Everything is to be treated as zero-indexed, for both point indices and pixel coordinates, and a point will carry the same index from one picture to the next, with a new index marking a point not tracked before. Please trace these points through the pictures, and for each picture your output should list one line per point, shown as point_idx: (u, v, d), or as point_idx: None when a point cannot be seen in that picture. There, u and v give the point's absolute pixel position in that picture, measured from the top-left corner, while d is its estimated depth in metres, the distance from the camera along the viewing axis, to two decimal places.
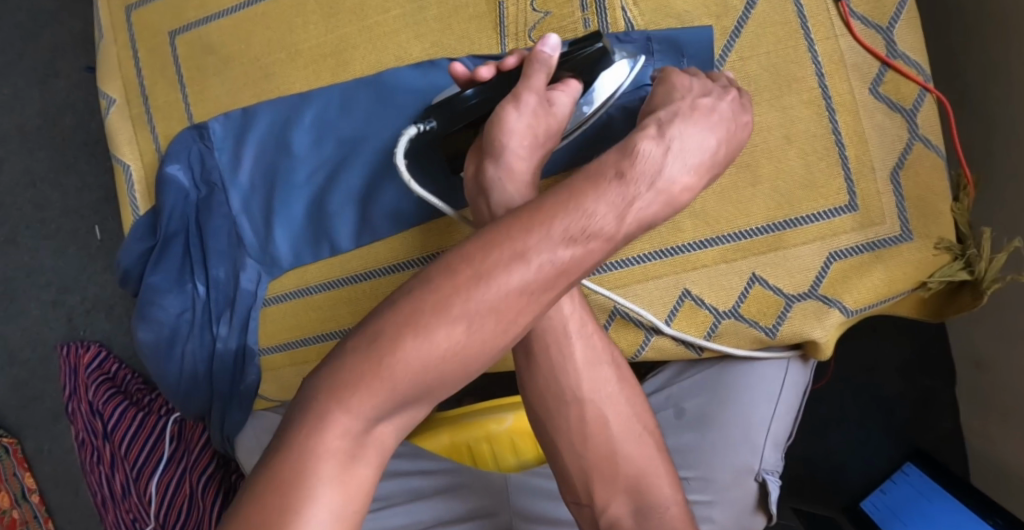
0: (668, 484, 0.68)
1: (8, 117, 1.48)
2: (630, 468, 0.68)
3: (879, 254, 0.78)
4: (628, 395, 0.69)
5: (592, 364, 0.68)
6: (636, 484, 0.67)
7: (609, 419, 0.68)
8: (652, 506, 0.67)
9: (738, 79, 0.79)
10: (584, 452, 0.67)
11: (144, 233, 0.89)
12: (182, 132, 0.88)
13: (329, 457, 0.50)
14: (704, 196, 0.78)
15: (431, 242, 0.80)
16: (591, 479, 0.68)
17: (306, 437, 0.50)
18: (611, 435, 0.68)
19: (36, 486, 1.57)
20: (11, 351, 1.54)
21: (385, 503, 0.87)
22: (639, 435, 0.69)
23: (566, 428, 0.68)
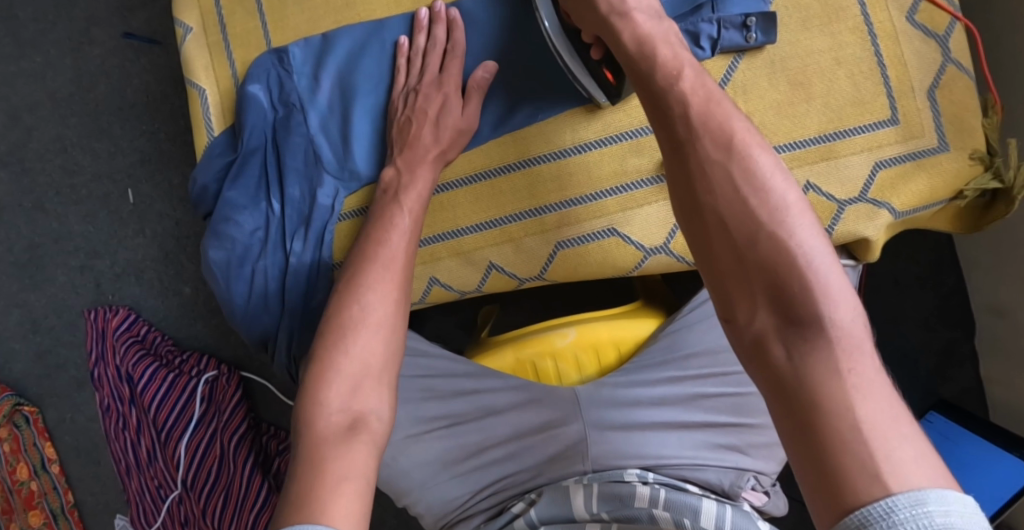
0: (825, 295, 0.59)
1: (39, 84, 1.49)
2: (782, 264, 0.60)
3: (920, 164, 0.85)
4: (788, 201, 0.62)
5: (744, 157, 0.64)
6: (782, 284, 0.60)
7: (763, 213, 0.62)
8: (805, 310, 0.58)
9: (791, 8, 0.86)
10: (726, 256, 0.63)
11: (222, 151, 0.95)
12: (261, 56, 0.93)
13: (386, 261, 0.80)
14: (762, 113, 0.86)
15: (509, 155, 0.86)
16: (731, 286, 0.63)
17: (371, 240, 0.82)
18: (756, 233, 0.62)
19: (56, 456, 1.54)
20: (33, 318, 1.53)
21: (455, 420, 0.89)
22: (797, 236, 0.61)
23: (715, 229, 0.64)
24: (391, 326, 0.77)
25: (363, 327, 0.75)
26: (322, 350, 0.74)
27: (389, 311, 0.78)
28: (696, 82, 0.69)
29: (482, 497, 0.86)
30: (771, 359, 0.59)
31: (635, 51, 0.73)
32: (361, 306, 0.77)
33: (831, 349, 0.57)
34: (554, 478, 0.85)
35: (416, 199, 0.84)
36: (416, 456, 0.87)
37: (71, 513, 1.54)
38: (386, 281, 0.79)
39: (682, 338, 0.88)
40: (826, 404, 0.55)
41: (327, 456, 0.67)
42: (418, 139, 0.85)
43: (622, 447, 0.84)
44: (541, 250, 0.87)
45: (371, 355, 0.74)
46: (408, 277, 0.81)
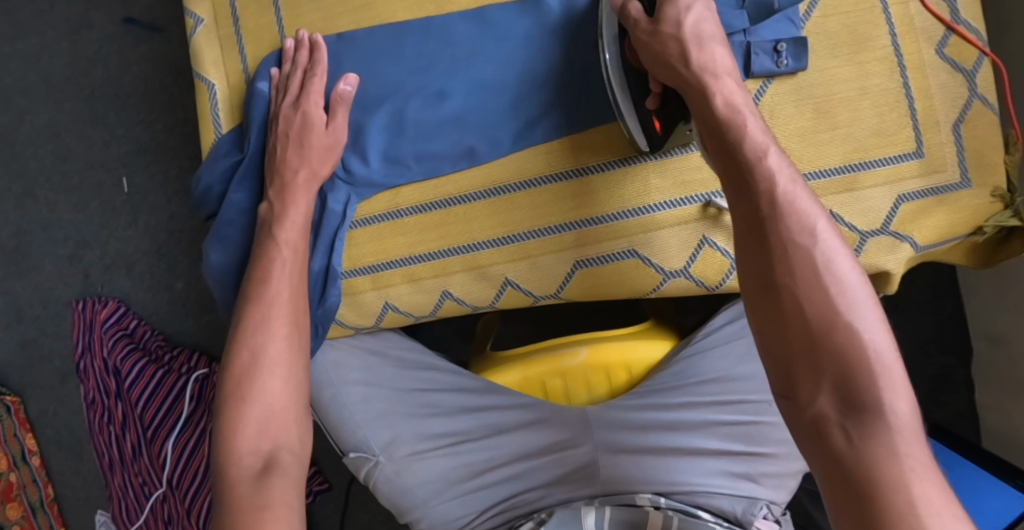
0: (890, 388, 0.60)
1: (33, 66, 1.45)
2: (858, 362, 0.61)
3: (942, 199, 0.85)
4: (852, 282, 0.64)
5: (824, 242, 0.65)
6: (847, 371, 0.61)
7: (835, 304, 0.63)
8: (873, 403, 0.60)
9: (821, 34, 0.85)
10: (796, 338, 0.64)
11: (229, 151, 0.92)
12: (275, 53, 0.90)
13: (275, 300, 0.81)
14: (786, 138, 0.84)
15: (528, 170, 0.85)
16: (796, 371, 0.64)
17: (261, 275, 0.82)
18: (822, 323, 0.63)
19: (37, 448, 1.51)
20: (18, 307, 1.49)
21: (460, 438, 0.88)
22: (865, 323, 0.63)
23: (784, 312, 0.65)
24: (288, 367, 0.79)
25: (259, 369, 0.78)
26: (230, 402, 0.77)
27: (283, 346, 0.80)
28: (779, 160, 0.69)
29: (487, 518, 0.84)
30: (835, 443, 0.61)
31: (721, 103, 0.72)
32: (252, 351, 0.79)
33: (890, 435, 0.59)
34: (561, 500, 0.83)
35: (292, 229, 0.84)
36: (420, 474, 0.86)
37: (50, 507, 1.51)
38: (274, 320, 0.80)
39: (695, 364, 0.87)
40: (884, 491, 0.57)
41: (247, 503, 0.70)
42: (291, 165, 0.84)
43: (636, 473, 0.83)
44: (558, 269, 0.85)
45: (273, 395, 0.78)
46: (298, 314, 0.82)
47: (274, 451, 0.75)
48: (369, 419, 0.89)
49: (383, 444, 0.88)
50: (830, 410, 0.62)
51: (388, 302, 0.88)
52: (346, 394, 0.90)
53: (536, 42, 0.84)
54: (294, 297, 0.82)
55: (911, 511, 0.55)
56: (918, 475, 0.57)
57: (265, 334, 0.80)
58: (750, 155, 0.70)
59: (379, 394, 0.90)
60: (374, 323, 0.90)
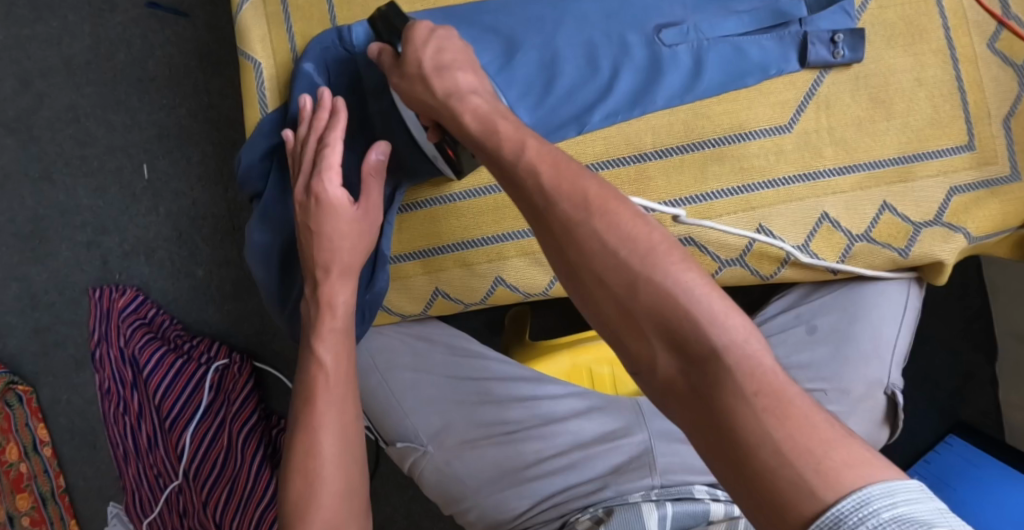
0: (724, 326, 0.50)
1: (54, 48, 1.42)
2: (687, 318, 0.50)
3: (994, 191, 0.85)
4: (641, 230, 0.54)
5: (597, 204, 0.54)
6: (674, 328, 0.51)
7: (640, 262, 0.52)
8: (715, 353, 0.49)
9: (877, 26, 0.85)
10: (614, 314, 0.53)
11: (272, 129, 0.91)
12: (322, 32, 0.89)
13: (324, 421, 0.77)
14: (844, 127, 0.83)
15: (585, 153, 0.83)
16: (627, 347, 0.53)
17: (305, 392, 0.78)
18: (631, 282, 0.52)
19: (48, 438, 1.48)
20: (33, 293, 1.46)
21: (513, 427, 0.86)
22: (678, 269, 0.52)
23: (598, 292, 0.54)
24: (341, 488, 0.76)
25: (314, 492, 0.74)
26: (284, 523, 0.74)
27: (342, 471, 0.76)
28: (538, 145, 0.59)
29: (540, 510, 0.81)
30: (699, 415, 0.50)
31: (471, 122, 0.66)
32: (308, 475, 0.75)
33: (735, 378, 0.48)
34: (619, 492, 0.78)
35: (339, 317, 0.79)
36: (470, 463, 0.85)
37: (61, 497, 1.48)
38: (327, 440, 0.76)
39: None
40: (758, 450, 0.47)
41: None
42: (325, 250, 0.78)
43: (696, 462, 0.81)
44: None
45: (328, 516, 0.74)
46: (350, 431, 0.78)
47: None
48: (418, 407, 0.88)
49: (433, 432, 0.87)
50: (683, 378, 0.51)
51: (439, 288, 0.88)
52: (395, 381, 0.89)
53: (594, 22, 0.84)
54: (347, 415, 0.78)
55: (805, 459, 0.45)
56: (784, 415, 0.47)
57: (314, 453, 0.75)
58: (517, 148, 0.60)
59: (429, 381, 0.89)
60: (423, 310, 0.90)
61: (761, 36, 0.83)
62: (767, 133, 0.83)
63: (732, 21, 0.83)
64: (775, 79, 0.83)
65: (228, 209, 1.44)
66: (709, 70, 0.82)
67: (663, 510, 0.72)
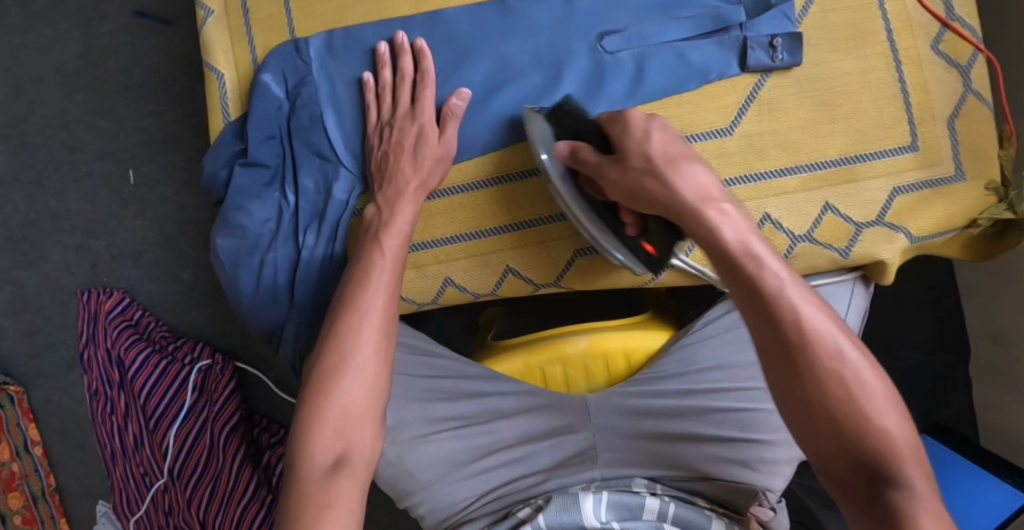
0: (881, 403, 0.61)
1: (45, 57, 1.47)
2: (809, 355, 0.62)
3: (937, 191, 0.85)
4: (802, 296, 0.64)
5: (773, 272, 0.64)
6: (858, 408, 0.61)
7: (782, 298, 0.63)
8: (844, 386, 0.61)
9: (821, 30, 0.84)
10: (782, 361, 0.63)
11: (234, 138, 0.95)
12: (281, 45, 0.91)
13: (368, 307, 0.78)
14: (787, 130, 0.84)
15: (531, 159, 0.85)
16: (783, 390, 0.64)
17: (354, 278, 0.80)
18: (811, 343, 0.62)
19: (39, 438, 1.53)
20: (25, 295, 1.51)
21: (466, 421, 0.89)
22: (818, 337, 0.62)
23: (772, 345, 0.64)
24: (375, 378, 0.75)
25: (347, 370, 0.74)
26: (309, 392, 0.73)
27: (375, 359, 0.76)
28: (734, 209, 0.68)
29: (486, 502, 0.85)
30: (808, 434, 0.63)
31: (649, 176, 0.72)
32: (341, 353, 0.75)
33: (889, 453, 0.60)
34: (562, 484, 0.84)
35: (396, 236, 0.82)
36: (421, 457, 0.87)
37: (51, 496, 1.54)
38: (365, 327, 0.77)
39: (693, 353, 0.87)
40: (904, 496, 0.59)
41: (311, 500, 0.66)
42: (399, 172, 0.83)
43: (632, 454, 0.85)
44: (562, 255, 0.88)
45: (354, 399, 0.73)
46: (390, 328, 0.79)
47: (347, 452, 0.71)
48: None
49: (388, 427, 0.87)
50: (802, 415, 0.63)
51: None
52: None
53: (539, 30, 0.85)
54: (389, 308, 0.79)
55: None
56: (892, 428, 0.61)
57: (357, 331, 0.76)
58: (698, 220, 0.68)
59: None
60: None
61: (701, 41, 0.84)
62: (709, 136, 0.84)
63: (676, 26, 0.84)
64: (716, 83, 0.84)
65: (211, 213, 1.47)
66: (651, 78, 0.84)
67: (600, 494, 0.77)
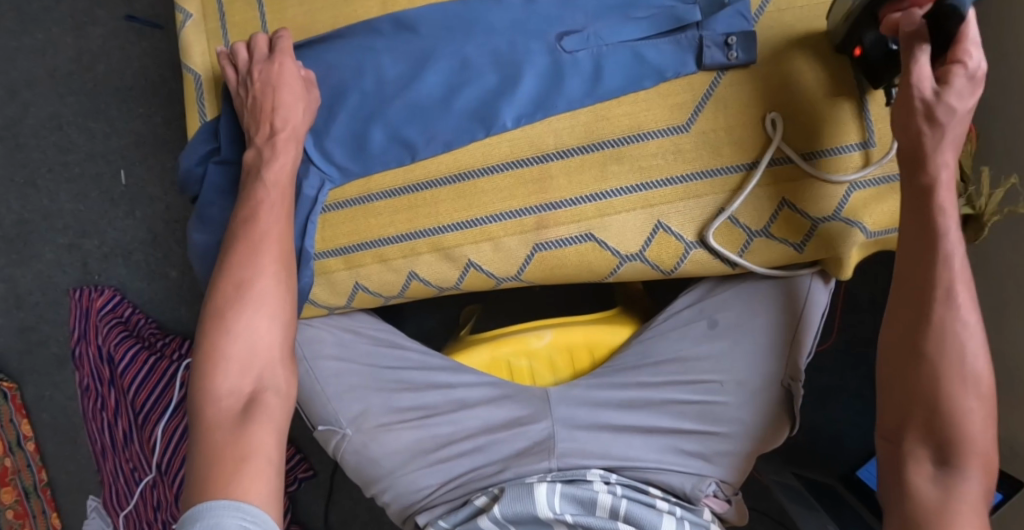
0: (973, 348, 0.75)
1: (39, 60, 1.50)
2: (939, 293, 0.76)
3: (893, 186, 0.84)
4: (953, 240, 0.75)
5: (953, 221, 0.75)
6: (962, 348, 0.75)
7: (941, 228, 0.75)
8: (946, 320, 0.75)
9: (776, 30, 0.85)
10: (925, 305, 0.76)
11: (207, 137, 0.96)
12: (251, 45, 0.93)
13: (260, 241, 0.83)
14: (742, 127, 0.84)
15: (491, 156, 0.87)
16: (914, 332, 0.77)
17: (246, 210, 0.84)
18: (956, 297, 0.75)
19: (32, 434, 1.57)
20: (18, 294, 1.54)
21: (426, 412, 0.92)
22: (965, 286, 0.75)
23: (930, 287, 0.76)
24: (275, 314, 0.83)
25: (245, 314, 0.81)
26: (209, 335, 0.81)
27: (274, 290, 0.83)
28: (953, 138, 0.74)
29: (446, 489, 0.90)
30: (906, 367, 0.77)
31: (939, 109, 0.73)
32: (237, 289, 0.82)
33: (972, 384, 0.75)
34: (517, 473, 0.87)
35: (281, 174, 0.85)
36: (386, 446, 0.91)
37: (43, 491, 1.57)
38: (265, 260, 0.83)
39: (652, 346, 0.89)
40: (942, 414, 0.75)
41: (229, 448, 0.77)
42: (273, 113, 0.84)
43: (589, 446, 0.87)
44: (519, 252, 0.88)
45: (259, 343, 0.82)
46: (287, 257, 0.85)
47: (258, 392, 0.81)
48: (341, 393, 0.93)
49: (353, 417, 0.92)
50: (910, 335, 0.77)
51: (359, 282, 0.92)
52: (321, 370, 0.93)
53: (500, 32, 0.87)
54: (282, 233, 0.85)
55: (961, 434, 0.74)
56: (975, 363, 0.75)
57: (250, 268, 0.82)
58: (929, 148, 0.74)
59: (352, 368, 0.94)
60: (346, 302, 0.93)
61: (659, 40, 0.85)
62: (665, 133, 0.85)
63: (633, 26, 0.86)
64: (673, 81, 0.86)
65: None
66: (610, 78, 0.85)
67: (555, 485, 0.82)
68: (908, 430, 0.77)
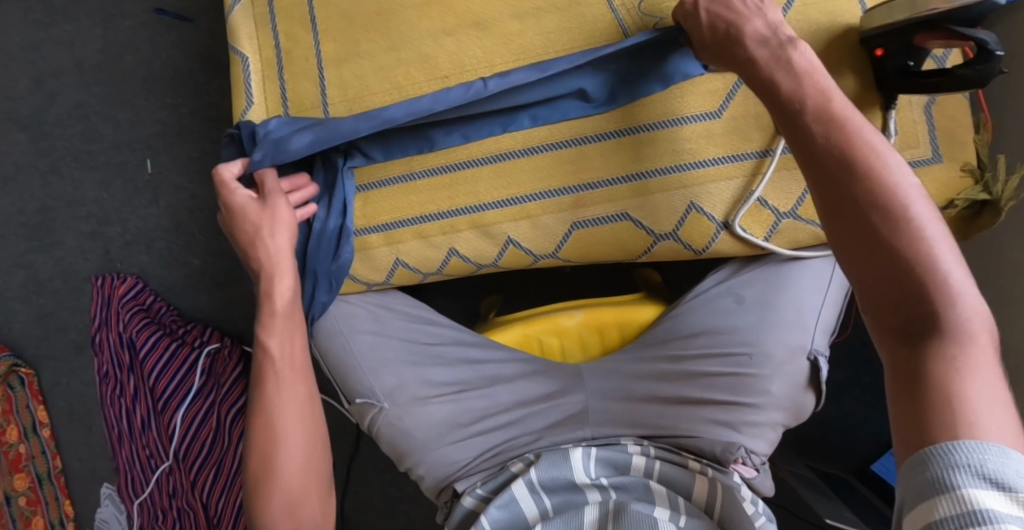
0: (964, 302, 0.65)
1: (66, 51, 1.53)
2: (882, 215, 0.66)
3: (914, 171, 0.91)
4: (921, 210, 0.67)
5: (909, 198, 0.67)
6: (937, 321, 0.65)
7: (887, 189, 0.67)
8: (918, 267, 0.65)
9: (803, 24, 0.90)
10: (891, 292, 0.66)
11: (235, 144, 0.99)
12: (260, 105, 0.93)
13: (282, 390, 0.90)
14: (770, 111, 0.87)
15: (530, 138, 0.89)
16: (896, 326, 0.66)
17: (262, 363, 0.91)
18: (918, 257, 0.65)
19: (48, 420, 1.57)
20: (39, 280, 1.55)
21: (461, 386, 0.94)
22: (943, 245, 0.66)
23: (905, 253, 0.66)
24: (306, 454, 0.91)
25: (293, 506, 0.89)
26: (255, 481, 0.89)
27: (300, 431, 0.91)
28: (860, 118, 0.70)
29: (483, 459, 0.92)
30: (884, 317, 0.67)
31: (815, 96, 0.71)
32: (274, 444, 0.89)
33: (955, 344, 0.64)
34: (553, 442, 0.92)
35: (288, 348, 0.91)
36: (421, 418, 0.93)
37: (56, 478, 1.57)
38: (292, 413, 0.91)
39: (681, 321, 0.92)
40: (954, 390, 0.62)
41: None
42: (272, 300, 0.90)
43: (620, 415, 0.93)
44: (557, 230, 0.92)
45: (289, 491, 0.89)
46: (313, 463, 0.91)
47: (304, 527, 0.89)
48: (376, 368, 0.94)
49: (388, 390, 0.94)
50: (875, 292, 0.67)
51: (399, 257, 0.95)
52: (356, 344, 0.96)
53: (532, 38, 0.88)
54: (302, 460, 0.90)
55: (975, 409, 0.61)
56: (968, 294, 0.65)
57: (272, 415, 0.90)
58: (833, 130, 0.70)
59: (386, 344, 0.96)
60: (386, 278, 0.96)
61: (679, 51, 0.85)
62: (699, 119, 0.87)
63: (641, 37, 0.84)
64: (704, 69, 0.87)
65: None
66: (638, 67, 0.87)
67: (589, 450, 0.86)
68: (923, 394, 0.63)
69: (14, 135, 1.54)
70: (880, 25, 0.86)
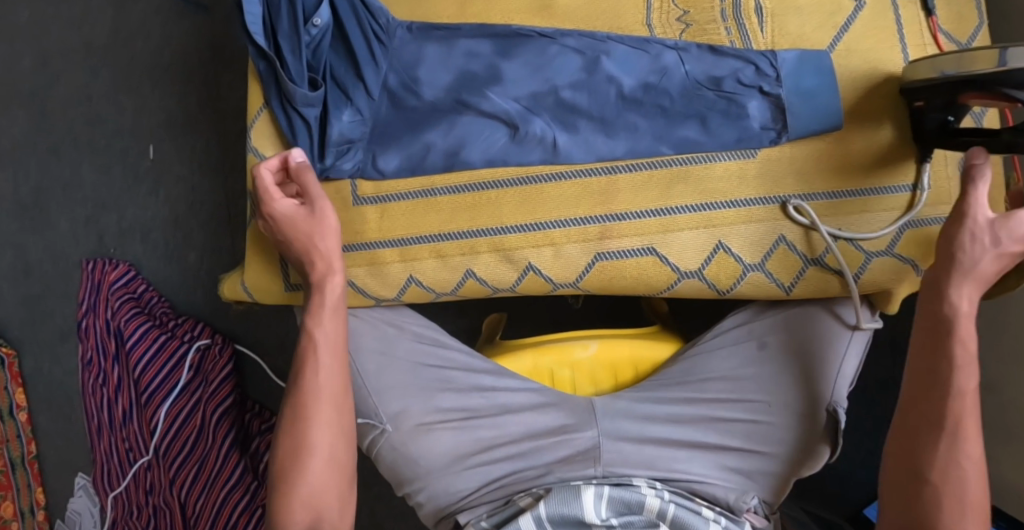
0: (970, 481, 0.79)
1: (76, 30, 1.48)
2: (941, 364, 0.80)
3: None
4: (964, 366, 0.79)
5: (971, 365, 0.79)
6: (930, 485, 0.80)
7: (962, 334, 0.79)
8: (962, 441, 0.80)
9: (844, 68, 0.88)
10: (924, 436, 0.81)
11: (259, 24, 0.88)
12: (259, 60, 0.89)
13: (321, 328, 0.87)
14: (805, 157, 0.88)
15: (560, 164, 0.88)
16: (903, 456, 0.82)
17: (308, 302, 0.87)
18: (963, 429, 0.79)
19: (25, 404, 1.52)
20: (27, 261, 1.51)
21: (470, 414, 0.91)
22: (967, 430, 0.79)
23: (950, 421, 0.79)
24: (330, 451, 0.87)
25: (305, 422, 0.85)
26: (297, 397, 0.88)
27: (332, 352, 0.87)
28: (987, 258, 0.78)
29: (486, 491, 0.89)
30: (914, 447, 0.81)
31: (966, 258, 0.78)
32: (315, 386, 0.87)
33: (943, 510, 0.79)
34: (562, 478, 0.88)
35: None
36: (425, 445, 0.90)
37: (30, 464, 1.52)
38: (324, 343, 0.86)
39: (702, 363, 0.90)
40: None
41: None
42: None
43: (636, 456, 0.88)
44: (579, 259, 0.89)
45: (329, 452, 0.86)
46: (341, 377, 0.88)
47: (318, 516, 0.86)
48: (382, 387, 0.92)
49: (392, 413, 0.91)
50: (907, 442, 0.82)
51: (413, 275, 0.91)
52: (363, 362, 0.93)
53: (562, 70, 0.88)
54: (333, 355, 0.87)
55: None
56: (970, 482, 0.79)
57: (317, 361, 0.87)
58: (942, 271, 0.80)
59: (394, 364, 0.93)
60: (396, 295, 0.92)
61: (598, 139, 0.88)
62: (734, 156, 0.87)
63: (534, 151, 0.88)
64: (730, 108, 0.87)
65: (226, 196, 1.47)
66: (673, 67, 0.88)
67: (600, 489, 0.82)
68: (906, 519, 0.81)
69: (15, 111, 1.50)
70: (925, 78, 0.83)
